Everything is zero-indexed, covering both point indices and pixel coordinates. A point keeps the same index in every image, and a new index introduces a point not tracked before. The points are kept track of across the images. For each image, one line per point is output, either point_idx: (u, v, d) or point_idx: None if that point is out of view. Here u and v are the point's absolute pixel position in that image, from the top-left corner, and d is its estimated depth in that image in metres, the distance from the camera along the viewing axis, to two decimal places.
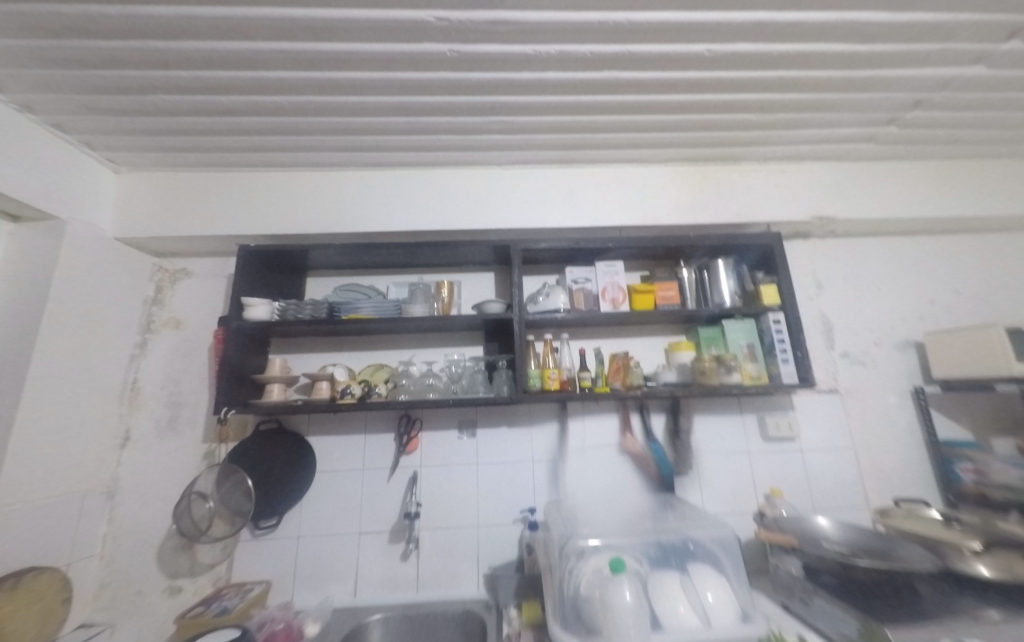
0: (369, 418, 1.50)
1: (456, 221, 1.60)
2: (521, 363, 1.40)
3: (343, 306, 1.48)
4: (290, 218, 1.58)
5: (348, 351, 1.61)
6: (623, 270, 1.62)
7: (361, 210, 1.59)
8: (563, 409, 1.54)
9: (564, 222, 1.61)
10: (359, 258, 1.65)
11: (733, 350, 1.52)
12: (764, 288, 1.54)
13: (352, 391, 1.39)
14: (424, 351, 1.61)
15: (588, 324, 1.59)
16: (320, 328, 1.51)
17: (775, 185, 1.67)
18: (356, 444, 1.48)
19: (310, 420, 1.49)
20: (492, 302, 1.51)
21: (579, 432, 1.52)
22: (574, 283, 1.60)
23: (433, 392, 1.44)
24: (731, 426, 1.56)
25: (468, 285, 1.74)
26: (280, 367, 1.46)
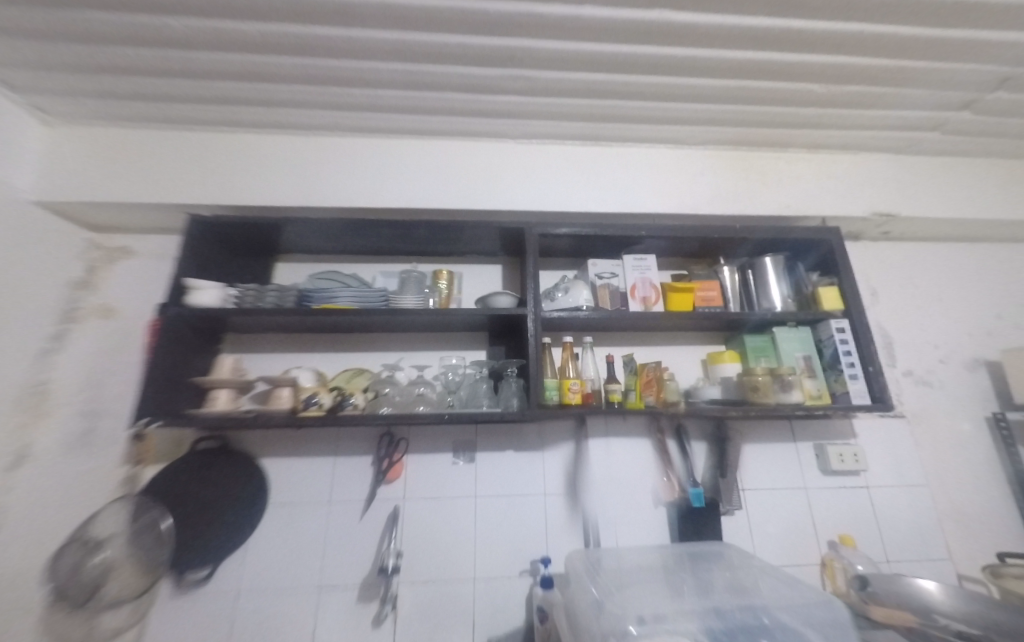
0: (340, 435, 1.20)
1: (460, 199, 1.34)
2: (537, 370, 1.12)
3: (315, 294, 1.19)
4: (257, 187, 1.29)
5: (321, 351, 1.31)
6: (655, 265, 1.37)
7: (345, 181, 1.32)
8: (581, 429, 1.25)
9: (589, 207, 1.36)
10: (341, 240, 1.37)
11: (788, 363, 1.26)
12: (823, 291, 1.30)
13: (321, 400, 1.07)
14: (414, 354, 1.32)
15: (614, 327, 1.32)
16: (284, 321, 1.21)
17: (827, 177, 1.46)
18: (322, 468, 1.16)
19: (265, 437, 1.18)
20: (499, 295, 1.23)
21: (602, 458, 1.23)
22: (598, 278, 1.34)
23: (424, 404, 1.15)
24: (784, 456, 1.29)
25: (469, 278, 1.47)
26: (230, 369, 1.15)
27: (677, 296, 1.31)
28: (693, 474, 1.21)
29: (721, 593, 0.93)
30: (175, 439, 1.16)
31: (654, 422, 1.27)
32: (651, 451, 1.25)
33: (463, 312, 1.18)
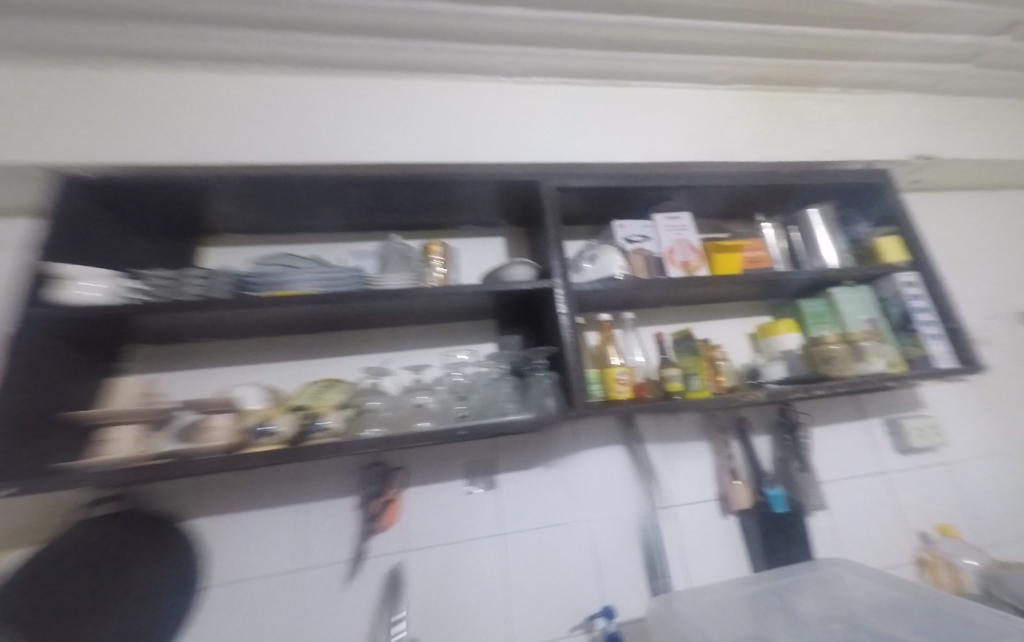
0: (311, 473, 0.87)
1: (451, 147, 1.05)
2: (578, 357, 0.85)
3: (262, 280, 0.86)
4: (168, 133, 0.93)
5: (275, 360, 0.97)
6: (690, 224, 1.15)
7: (296, 128, 0.99)
8: (631, 433, 0.99)
9: (610, 154, 1.11)
10: (295, 211, 1.04)
11: (854, 327, 1.06)
12: (882, 241, 1.12)
13: (274, 428, 0.76)
14: (404, 353, 1.02)
15: (653, 300, 1.08)
16: (218, 319, 0.86)
17: (861, 118, 1.30)
18: (287, 521, 0.84)
19: (200, 488, 0.83)
20: (514, 265, 0.93)
21: (660, 468, 0.98)
22: (628, 242, 1.10)
23: (428, 417, 0.85)
24: (853, 436, 1.07)
25: (465, 254, 1.18)
26: (138, 395, 0.79)
27: (722, 258, 1.10)
28: (766, 473, 0.97)
29: (858, 638, 0.69)
30: (50, 508, 0.77)
31: (714, 415, 1.03)
32: (714, 451, 1.01)
33: (471, 290, 0.89)
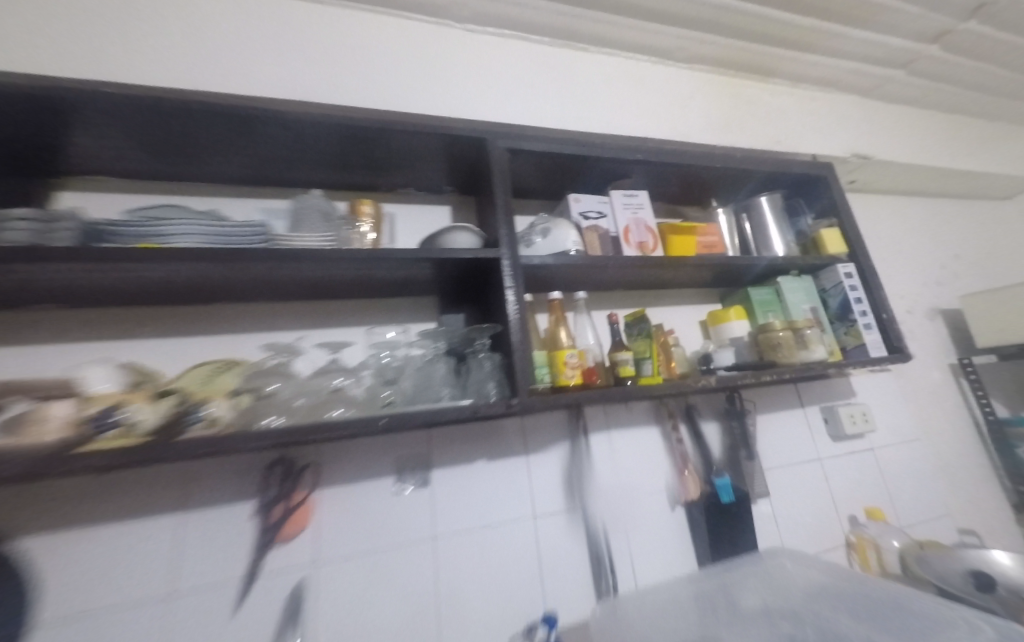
0: (193, 476, 0.71)
1: (389, 95, 0.91)
2: (525, 339, 0.75)
3: (129, 228, 0.68)
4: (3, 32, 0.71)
5: (154, 335, 0.78)
6: (647, 204, 1.10)
7: (194, 51, 0.81)
8: (578, 423, 0.91)
9: (567, 122, 1.03)
10: (190, 153, 0.85)
11: (798, 315, 1.07)
12: (825, 233, 1.14)
13: (126, 417, 0.58)
14: (325, 331, 0.87)
15: (607, 281, 1.01)
16: (60, 279, 0.65)
17: (807, 113, 1.33)
18: (158, 537, 0.67)
19: (31, 498, 0.63)
20: (457, 231, 0.82)
21: (607, 460, 0.91)
22: (584, 217, 1.02)
23: (345, 405, 0.71)
24: (794, 423, 1.06)
25: (404, 223, 1.05)
26: None
27: (678, 240, 1.06)
28: (713, 463, 0.94)
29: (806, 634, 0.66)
30: None
31: (664, 402, 0.98)
32: (663, 439, 0.96)
33: (404, 256, 0.75)
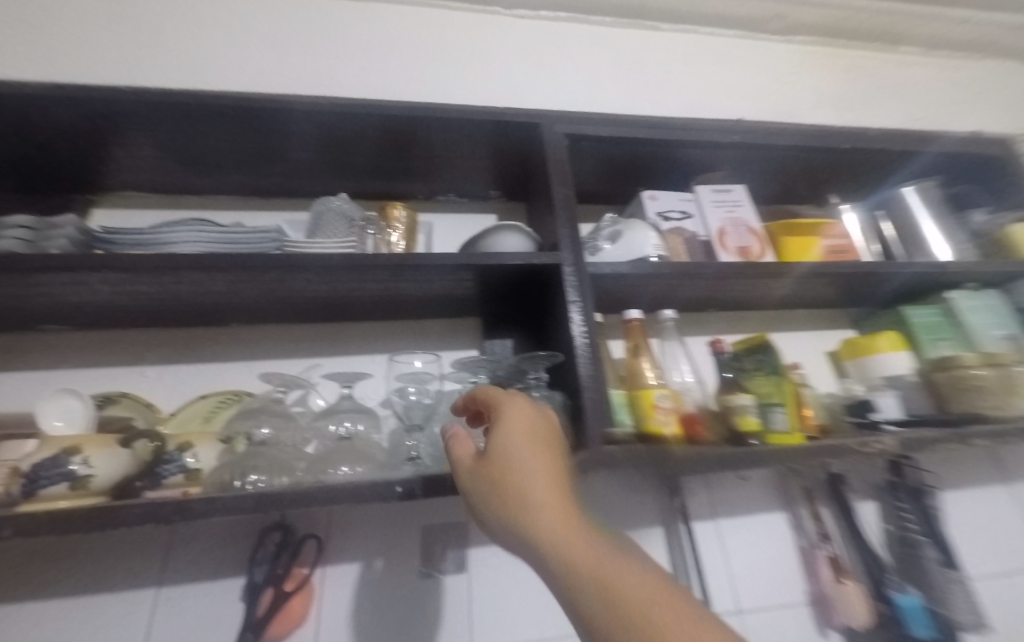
0: (175, 539, 0.56)
1: (429, 86, 0.80)
2: (598, 372, 0.53)
3: (130, 237, 0.59)
4: (51, 50, 0.70)
5: (161, 361, 0.69)
6: (745, 199, 0.87)
7: (228, 54, 0.76)
8: (679, 506, 0.65)
9: (637, 105, 0.85)
10: (220, 164, 0.79)
11: (992, 345, 0.74)
12: (1014, 229, 0.82)
13: (80, 469, 0.43)
14: (347, 359, 0.73)
15: (699, 297, 0.77)
16: (57, 296, 0.58)
17: (952, 83, 1.04)
18: (124, 617, 0.52)
19: None
20: (508, 233, 0.64)
21: (718, 558, 0.64)
22: (663, 218, 0.81)
23: (351, 461, 0.51)
24: (1000, 507, 0.72)
25: (446, 233, 0.91)
26: None
27: (792, 241, 0.81)
28: (884, 566, 0.63)
29: None
30: None
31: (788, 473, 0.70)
32: (792, 523, 0.67)
33: (437, 262, 0.59)
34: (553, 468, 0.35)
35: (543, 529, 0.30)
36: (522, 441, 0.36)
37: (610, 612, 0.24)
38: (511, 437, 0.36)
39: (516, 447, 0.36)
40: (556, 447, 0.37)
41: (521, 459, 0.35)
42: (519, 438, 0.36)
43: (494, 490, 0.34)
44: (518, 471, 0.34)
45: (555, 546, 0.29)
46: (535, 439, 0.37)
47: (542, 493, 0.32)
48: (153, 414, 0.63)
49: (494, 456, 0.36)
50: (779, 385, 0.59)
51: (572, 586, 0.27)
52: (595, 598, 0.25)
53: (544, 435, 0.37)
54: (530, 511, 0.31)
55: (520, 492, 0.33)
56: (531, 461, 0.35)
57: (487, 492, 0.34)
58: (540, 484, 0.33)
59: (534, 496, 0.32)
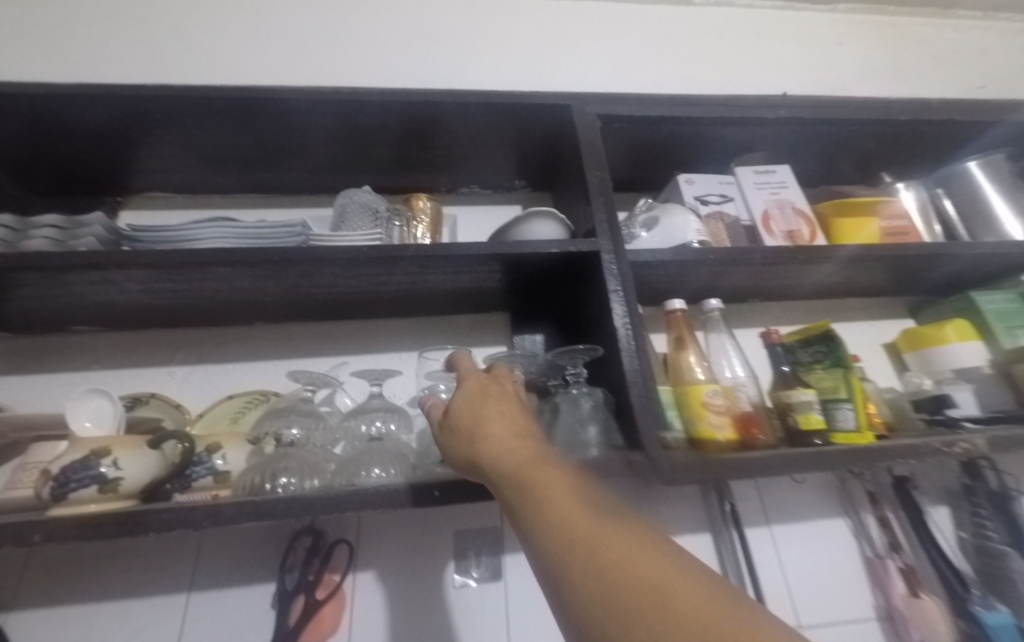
0: (206, 542, 0.55)
1: (452, 72, 0.77)
2: (645, 366, 0.49)
3: (156, 234, 0.58)
4: (79, 52, 0.70)
5: (189, 361, 0.68)
6: (789, 180, 0.81)
7: (250, 47, 0.74)
8: (730, 512, 0.60)
9: (670, 85, 0.81)
10: (243, 160, 0.77)
11: None
12: None
13: (108, 470, 0.41)
14: (373, 355, 0.71)
15: (744, 286, 0.72)
16: (88, 296, 0.57)
17: (1013, 50, 0.96)
18: (157, 624, 0.51)
19: (26, 562, 0.52)
20: (540, 221, 0.61)
21: (775, 568, 0.59)
22: (702, 202, 0.76)
23: (386, 463, 0.48)
24: None
25: (470, 226, 0.88)
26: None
27: (844, 224, 0.75)
28: (966, 579, 0.57)
29: None
30: None
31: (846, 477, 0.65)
32: (854, 530, 0.62)
33: (467, 251, 0.56)
34: (508, 416, 0.37)
35: (494, 464, 0.32)
36: (479, 398, 0.39)
37: (538, 516, 0.26)
38: (469, 396, 0.39)
39: (475, 403, 0.38)
40: (512, 399, 0.39)
41: (478, 411, 0.37)
42: (477, 396, 0.39)
43: (456, 438, 0.37)
44: (474, 419, 0.37)
45: (503, 475, 0.31)
46: (491, 394, 0.39)
47: (495, 434, 0.35)
48: (182, 415, 0.62)
49: (456, 412, 0.38)
50: (844, 380, 0.53)
51: (512, 504, 0.29)
52: (529, 508, 0.27)
53: (500, 391, 0.40)
54: (482, 450, 0.34)
55: (478, 439, 0.35)
56: (486, 411, 0.37)
57: (452, 443, 0.37)
58: (494, 426, 0.36)
59: (489, 439, 0.35)
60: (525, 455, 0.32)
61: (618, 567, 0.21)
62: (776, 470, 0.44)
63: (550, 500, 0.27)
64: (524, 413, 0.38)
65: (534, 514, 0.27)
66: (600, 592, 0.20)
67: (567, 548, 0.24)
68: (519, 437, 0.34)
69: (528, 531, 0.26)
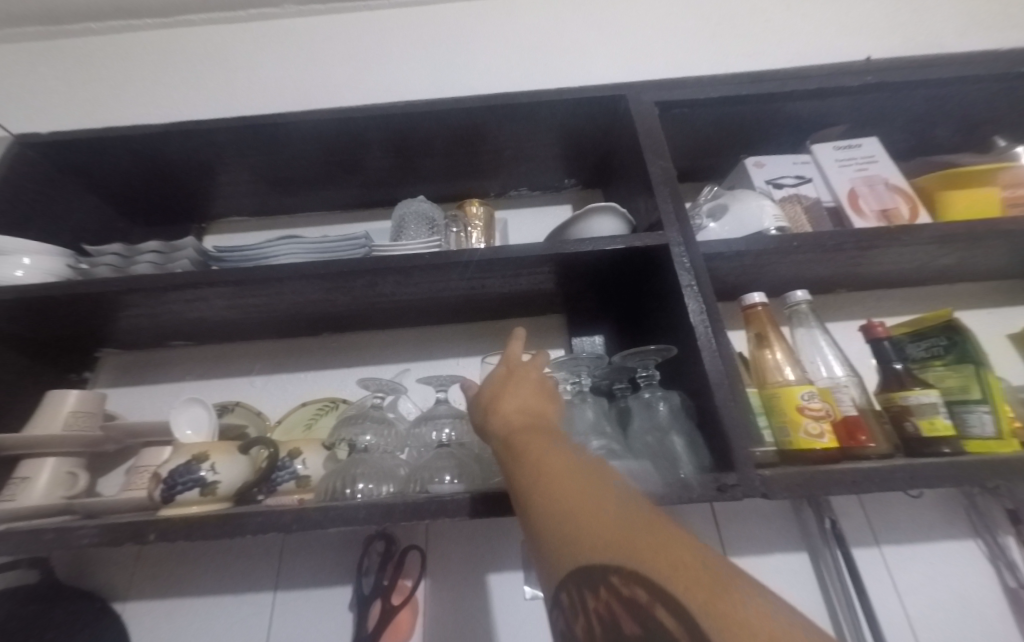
0: (289, 544, 0.57)
1: (497, 76, 0.77)
2: (729, 367, 0.45)
3: (236, 252, 0.62)
4: (173, 94, 0.79)
5: (267, 371, 0.72)
6: (878, 153, 0.72)
7: (311, 73, 0.79)
8: (831, 529, 0.53)
9: (729, 64, 0.75)
10: (308, 180, 0.82)
11: None
12: None
13: (207, 474, 0.44)
14: (433, 361, 0.71)
15: (831, 273, 0.64)
16: (184, 312, 0.63)
17: None
18: (249, 620, 0.54)
19: (141, 557, 0.57)
20: (600, 220, 0.58)
21: (888, 595, 0.52)
22: (775, 186, 0.70)
23: (454, 470, 0.47)
24: None
25: (522, 228, 0.87)
26: (82, 416, 0.55)
27: (954, 196, 0.65)
28: None
29: None
30: None
31: (972, 492, 0.57)
32: (989, 555, 0.54)
33: (526, 251, 0.54)
34: (527, 393, 0.36)
35: (501, 431, 0.32)
36: (503, 379, 0.38)
37: (525, 470, 0.26)
38: (494, 377, 0.39)
39: (497, 382, 0.38)
40: (532, 378, 0.38)
41: (497, 390, 0.37)
42: (499, 376, 0.38)
43: (477, 414, 0.37)
44: (493, 395, 0.36)
45: (507, 445, 0.30)
46: (512, 373, 0.39)
47: (507, 406, 0.34)
48: (263, 422, 0.67)
49: (478, 396, 0.38)
50: (975, 377, 0.47)
51: (506, 465, 0.29)
52: (522, 471, 0.26)
53: (519, 370, 0.39)
54: (495, 422, 0.33)
55: (493, 414, 0.34)
56: (506, 388, 0.36)
57: (474, 417, 0.37)
58: (510, 401, 0.35)
59: (503, 413, 0.34)
60: (532, 427, 0.31)
61: (592, 511, 0.21)
62: (895, 485, 0.38)
63: (544, 462, 0.26)
64: (544, 392, 0.37)
65: (526, 474, 0.26)
66: (571, 532, 0.20)
67: (544, 495, 0.23)
68: (531, 415, 0.33)
69: (515, 487, 0.26)
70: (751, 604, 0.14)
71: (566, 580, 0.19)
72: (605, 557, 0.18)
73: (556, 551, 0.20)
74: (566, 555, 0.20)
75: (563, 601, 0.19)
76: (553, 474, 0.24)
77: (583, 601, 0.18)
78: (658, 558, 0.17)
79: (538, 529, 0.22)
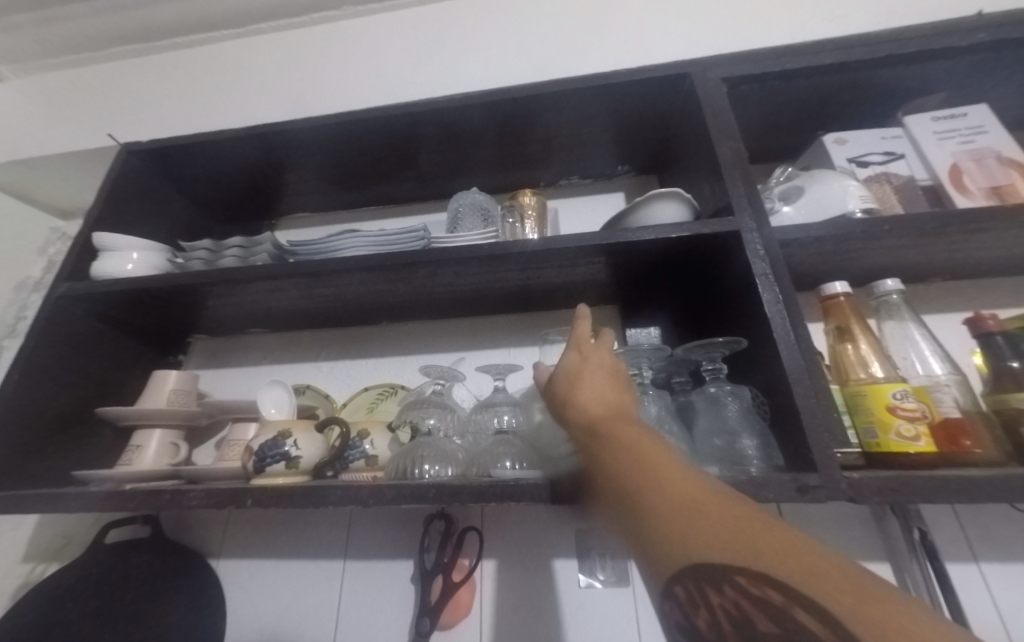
0: (356, 518, 0.61)
1: (550, 63, 0.75)
2: (809, 361, 0.42)
3: (310, 245, 0.66)
4: (249, 99, 0.85)
5: (333, 357, 0.77)
6: (988, 122, 0.63)
7: (371, 71, 0.82)
8: (921, 542, 0.48)
9: (806, 32, 0.69)
10: (369, 175, 0.85)
11: None
12: None
13: (292, 449, 0.48)
14: (488, 350, 0.73)
15: (926, 259, 0.58)
16: (264, 302, 0.68)
17: None
18: (322, 583, 0.58)
19: (230, 520, 0.64)
20: (664, 206, 0.56)
21: (987, 616, 0.47)
22: (859, 164, 0.64)
23: (515, 456, 0.48)
24: None
25: (575, 217, 0.86)
26: (181, 394, 0.62)
27: None
28: None
29: None
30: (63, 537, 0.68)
31: None
32: None
33: (586, 240, 0.53)
34: (604, 381, 0.35)
35: (581, 422, 0.32)
36: (578, 364, 0.38)
37: (617, 457, 0.27)
38: (568, 360, 0.39)
39: (572, 367, 0.38)
40: (607, 364, 0.38)
41: (573, 375, 0.37)
42: (574, 360, 0.38)
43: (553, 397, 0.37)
44: (570, 381, 0.36)
45: (590, 432, 0.31)
46: (587, 358, 0.38)
47: (586, 394, 0.34)
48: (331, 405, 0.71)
49: (553, 385, 0.38)
50: None
51: (591, 452, 0.29)
52: (613, 458, 0.27)
53: (595, 356, 0.39)
54: (575, 408, 0.34)
55: (571, 399, 0.35)
56: (583, 374, 0.36)
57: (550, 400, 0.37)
58: (589, 387, 0.35)
59: (582, 400, 0.34)
60: (614, 415, 0.31)
61: (705, 512, 0.21)
62: (1008, 496, 0.34)
63: (636, 450, 0.26)
64: (620, 381, 0.36)
65: (617, 462, 0.26)
66: (683, 526, 0.21)
67: (645, 485, 0.24)
68: (610, 403, 0.33)
69: (604, 471, 0.26)
70: (900, 618, 0.16)
71: (677, 573, 0.20)
72: (729, 558, 0.19)
73: (669, 546, 0.21)
74: (679, 550, 0.20)
75: (677, 594, 0.20)
76: (650, 465, 0.25)
77: (703, 596, 0.19)
78: (787, 565, 0.18)
79: (639, 516, 0.22)
